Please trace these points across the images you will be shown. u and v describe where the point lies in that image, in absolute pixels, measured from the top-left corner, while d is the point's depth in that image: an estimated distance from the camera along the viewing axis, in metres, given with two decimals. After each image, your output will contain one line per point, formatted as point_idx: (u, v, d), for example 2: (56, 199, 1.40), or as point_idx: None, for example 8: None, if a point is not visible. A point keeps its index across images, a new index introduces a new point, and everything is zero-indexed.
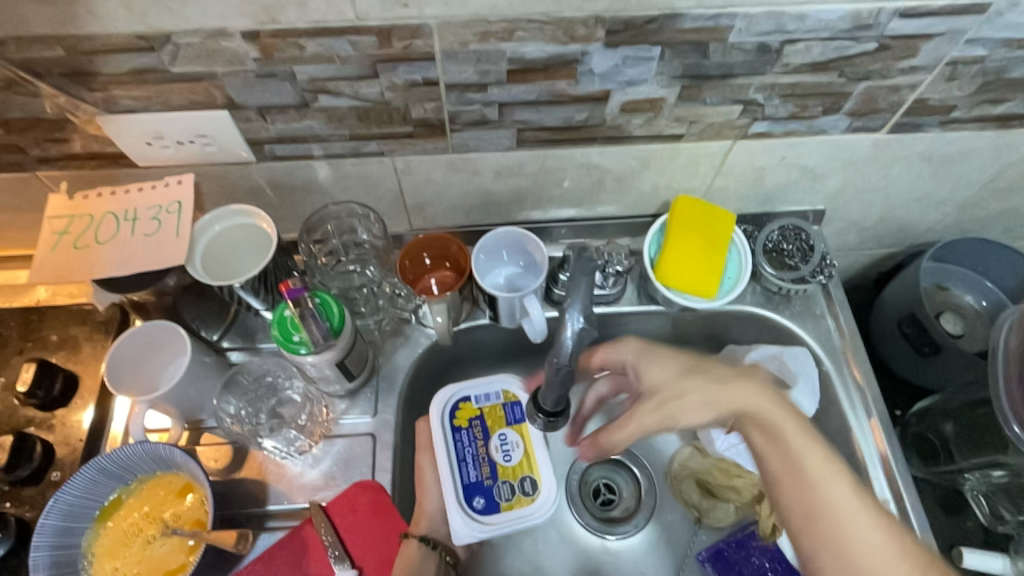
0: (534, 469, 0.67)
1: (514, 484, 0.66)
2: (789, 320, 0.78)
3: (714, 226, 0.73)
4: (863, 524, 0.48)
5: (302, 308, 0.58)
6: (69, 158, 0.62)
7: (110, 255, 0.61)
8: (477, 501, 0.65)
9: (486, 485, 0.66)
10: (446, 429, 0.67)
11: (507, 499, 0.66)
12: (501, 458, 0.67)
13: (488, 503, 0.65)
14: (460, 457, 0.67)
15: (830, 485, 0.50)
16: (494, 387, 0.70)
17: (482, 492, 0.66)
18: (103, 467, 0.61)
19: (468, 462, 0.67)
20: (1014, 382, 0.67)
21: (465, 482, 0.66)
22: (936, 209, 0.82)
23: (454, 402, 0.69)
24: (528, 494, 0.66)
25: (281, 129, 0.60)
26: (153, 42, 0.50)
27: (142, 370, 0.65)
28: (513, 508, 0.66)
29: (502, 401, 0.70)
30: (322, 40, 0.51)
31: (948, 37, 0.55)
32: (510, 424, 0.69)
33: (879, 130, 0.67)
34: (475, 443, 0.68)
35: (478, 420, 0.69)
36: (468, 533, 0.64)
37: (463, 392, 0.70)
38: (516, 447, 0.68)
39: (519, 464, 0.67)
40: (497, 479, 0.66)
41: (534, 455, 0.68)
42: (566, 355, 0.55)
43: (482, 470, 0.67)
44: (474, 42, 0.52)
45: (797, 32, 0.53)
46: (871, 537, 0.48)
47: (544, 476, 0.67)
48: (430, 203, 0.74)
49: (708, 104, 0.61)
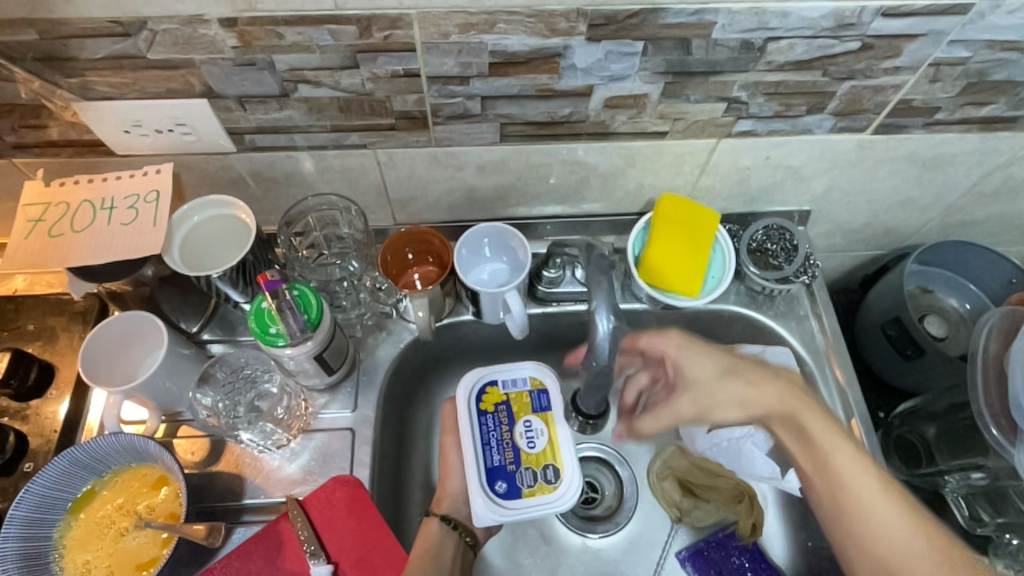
0: (557, 457, 0.65)
1: (536, 471, 0.64)
2: (772, 320, 0.77)
3: (699, 224, 0.72)
4: (877, 506, 0.54)
5: (279, 300, 0.59)
6: (46, 145, 0.61)
7: (85, 244, 0.60)
8: (499, 485, 0.63)
9: (509, 470, 0.64)
10: (472, 413, 0.66)
11: (529, 486, 0.63)
12: (525, 444, 0.65)
13: (510, 488, 0.63)
14: (484, 441, 0.65)
15: (855, 484, 0.55)
16: (520, 373, 0.68)
17: (505, 477, 0.63)
18: (76, 458, 0.60)
19: (492, 447, 0.65)
20: (993, 385, 0.67)
21: (488, 465, 0.64)
22: (922, 212, 0.82)
23: (480, 386, 0.67)
24: (550, 481, 0.64)
25: (262, 119, 0.60)
26: (129, 28, 0.49)
27: (118, 360, 0.64)
28: (534, 495, 0.63)
29: (529, 388, 0.68)
30: (301, 29, 0.50)
31: (931, 38, 0.55)
32: (536, 412, 0.67)
33: (864, 131, 0.67)
34: (501, 428, 0.65)
35: (504, 406, 0.67)
36: (489, 516, 0.61)
37: (490, 376, 0.68)
38: (541, 435, 0.66)
39: (543, 451, 0.65)
40: (520, 465, 0.64)
41: (557, 443, 0.65)
42: (606, 356, 0.54)
43: (506, 455, 0.64)
44: (455, 34, 0.52)
45: (780, 29, 0.53)
46: (882, 516, 0.54)
47: (567, 466, 0.64)
48: (413, 197, 0.73)
49: (692, 101, 0.61)
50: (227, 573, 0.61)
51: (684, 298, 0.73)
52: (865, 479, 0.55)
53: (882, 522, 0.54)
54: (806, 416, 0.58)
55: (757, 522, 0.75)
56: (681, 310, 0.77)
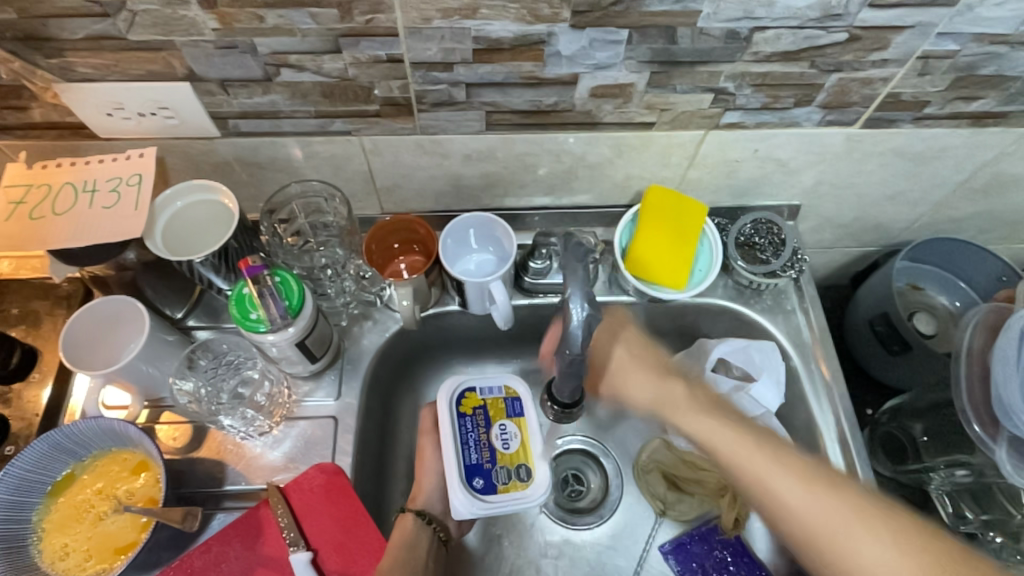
0: (531, 458, 0.65)
1: (512, 469, 0.64)
2: (759, 314, 0.77)
3: (685, 216, 0.72)
4: (810, 510, 0.50)
5: (260, 286, 0.59)
6: (29, 128, 0.61)
7: (65, 226, 0.60)
8: (476, 482, 0.63)
9: (486, 468, 0.64)
10: (451, 414, 0.65)
11: (504, 483, 0.63)
12: (501, 444, 0.65)
13: (487, 485, 0.63)
14: (462, 441, 0.64)
15: (767, 477, 0.52)
16: (498, 380, 0.68)
17: (482, 474, 0.63)
18: (56, 441, 0.60)
19: (470, 446, 0.64)
20: (976, 382, 0.67)
21: (466, 463, 0.64)
22: (911, 208, 0.82)
23: (460, 390, 0.67)
24: (524, 479, 0.64)
25: (245, 104, 0.59)
26: (108, 8, 0.49)
27: (99, 344, 0.64)
28: (509, 491, 0.63)
29: (504, 395, 0.68)
30: (282, 12, 0.50)
31: (919, 30, 0.55)
32: (512, 415, 0.67)
33: (852, 125, 0.67)
34: (479, 429, 0.65)
35: (482, 409, 0.67)
36: (466, 510, 0.61)
37: (468, 381, 0.67)
38: (515, 437, 0.66)
39: (519, 451, 0.65)
40: (496, 463, 0.64)
41: (533, 444, 0.66)
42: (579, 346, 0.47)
43: (483, 454, 0.64)
44: (438, 19, 0.51)
45: (766, 19, 0.53)
46: (839, 512, 0.49)
47: (539, 464, 0.64)
48: (400, 186, 0.73)
49: (679, 92, 0.61)
50: (206, 558, 0.61)
51: (669, 291, 0.73)
52: (751, 464, 0.53)
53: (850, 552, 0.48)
54: (697, 419, 0.58)
55: (740, 517, 0.74)
56: (668, 303, 0.77)
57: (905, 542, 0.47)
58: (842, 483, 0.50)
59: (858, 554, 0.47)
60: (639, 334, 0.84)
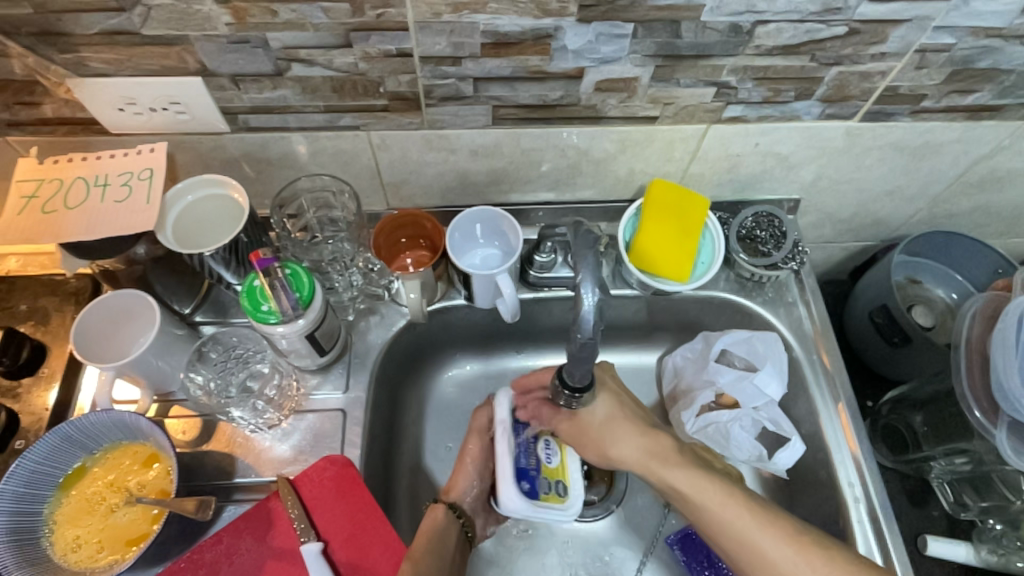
0: (567, 475, 0.67)
1: (553, 482, 0.66)
2: (760, 306, 0.78)
3: (688, 210, 0.73)
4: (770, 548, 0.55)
5: (271, 277, 0.59)
6: (40, 123, 0.61)
7: (78, 220, 0.60)
8: (524, 485, 0.65)
9: (533, 473, 0.66)
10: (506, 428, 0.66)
11: (545, 492, 0.65)
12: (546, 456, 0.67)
13: (531, 490, 0.65)
14: (516, 447, 0.66)
15: (758, 541, 0.56)
16: None
17: (528, 478, 0.65)
18: (67, 434, 0.60)
19: (522, 449, 0.66)
20: (977, 370, 0.68)
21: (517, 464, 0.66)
22: (909, 203, 0.83)
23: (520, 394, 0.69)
24: (561, 494, 0.66)
25: (255, 99, 0.60)
26: (123, 3, 0.50)
27: (110, 338, 0.65)
28: (548, 502, 0.65)
29: None
30: (295, 6, 0.51)
31: (917, 24, 0.56)
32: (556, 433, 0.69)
33: (851, 118, 0.68)
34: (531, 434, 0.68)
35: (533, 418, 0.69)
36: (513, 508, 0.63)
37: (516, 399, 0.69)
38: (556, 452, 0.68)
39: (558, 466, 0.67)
40: (542, 472, 0.66)
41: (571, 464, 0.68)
42: (590, 335, 0.46)
43: (531, 460, 0.66)
44: (447, 13, 0.52)
45: (768, 13, 0.54)
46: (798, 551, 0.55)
47: (574, 481, 0.67)
48: (406, 181, 0.74)
49: (682, 86, 0.62)
50: (217, 550, 0.62)
51: (673, 283, 0.73)
52: (718, 508, 0.58)
53: None
54: (664, 471, 0.62)
55: None
56: (671, 296, 0.78)
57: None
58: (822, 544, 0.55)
59: None
60: (642, 329, 0.85)
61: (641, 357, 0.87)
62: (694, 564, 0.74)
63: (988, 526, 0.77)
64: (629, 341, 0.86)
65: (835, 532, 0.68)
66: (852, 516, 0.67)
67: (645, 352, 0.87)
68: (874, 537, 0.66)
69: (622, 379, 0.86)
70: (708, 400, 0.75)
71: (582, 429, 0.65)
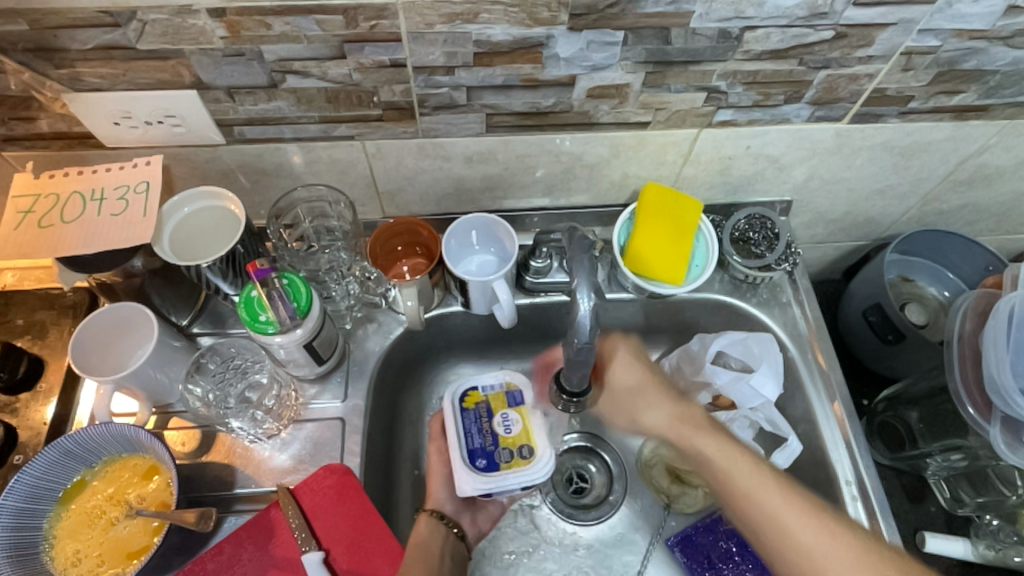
0: (532, 439, 0.70)
1: (514, 449, 0.69)
2: (756, 308, 0.79)
3: (681, 213, 0.74)
4: (797, 516, 0.54)
5: (269, 288, 0.60)
6: (35, 138, 0.62)
7: (74, 235, 0.60)
8: (480, 463, 0.68)
9: (488, 449, 0.69)
10: (454, 409, 0.71)
11: (507, 461, 0.68)
12: (502, 431, 0.70)
13: (490, 463, 0.68)
14: (465, 430, 0.70)
15: (780, 514, 0.54)
16: (497, 375, 0.73)
17: (485, 455, 0.69)
18: (66, 448, 0.60)
19: (473, 433, 0.70)
20: (969, 366, 0.69)
21: (470, 448, 0.69)
22: (899, 202, 0.84)
23: (460, 390, 0.72)
24: (525, 457, 0.68)
25: (250, 110, 0.60)
26: (119, 18, 0.50)
27: (107, 351, 0.65)
28: (513, 468, 0.68)
29: (505, 389, 0.73)
30: (289, 19, 0.51)
31: (902, 27, 0.57)
32: (512, 406, 0.71)
33: (840, 120, 0.69)
34: (481, 420, 0.70)
35: (483, 403, 0.72)
36: (472, 488, 0.67)
37: (471, 380, 0.73)
38: (517, 423, 0.71)
39: (519, 434, 0.70)
40: (497, 445, 0.69)
41: (534, 430, 0.70)
42: (586, 339, 0.48)
43: (486, 439, 0.69)
44: (440, 23, 0.53)
45: (756, 18, 0.55)
46: (824, 526, 0.53)
47: (539, 441, 0.69)
48: (402, 189, 0.74)
49: (673, 91, 0.63)
50: (219, 560, 0.62)
51: (667, 286, 0.74)
52: (744, 475, 0.56)
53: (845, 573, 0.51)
54: (698, 440, 0.59)
55: None
56: (667, 299, 0.79)
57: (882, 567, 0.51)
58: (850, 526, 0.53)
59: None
60: (639, 332, 0.85)
61: None
62: (695, 566, 0.74)
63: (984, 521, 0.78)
64: None
65: None
66: (849, 512, 0.68)
67: None
68: None
69: None
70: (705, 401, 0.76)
71: (614, 398, 0.64)
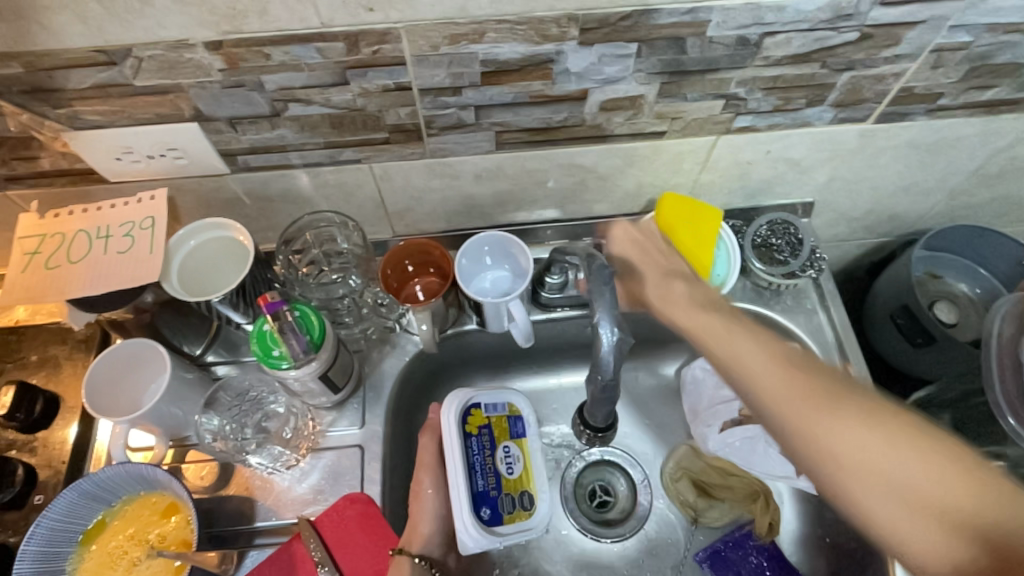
0: (532, 483, 0.67)
1: (515, 497, 0.65)
2: (781, 316, 0.76)
3: (701, 222, 0.71)
4: (764, 364, 0.55)
5: (280, 321, 0.58)
6: (38, 176, 0.61)
7: (81, 275, 0.59)
8: (484, 512, 0.63)
9: (492, 496, 0.64)
10: (458, 435, 0.64)
11: (509, 512, 0.64)
12: (505, 470, 0.66)
13: (493, 515, 0.64)
14: (470, 466, 0.64)
15: (768, 365, 0.55)
16: (501, 397, 0.69)
17: (489, 503, 0.64)
18: (86, 489, 0.60)
19: (477, 471, 0.65)
20: (1009, 373, 0.66)
21: (474, 491, 0.64)
22: (927, 198, 0.81)
23: (465, 408, 0.66)
24: (526, 508, 0.65)
25: (254, 139, 0.59)
26: (114, 56, 0.48)
27: (120, 389, 0.64)
28: (513, 521, 0.64)
29: (507, 413, 0.68)
30: (289, 48, 0.49)
31: (931, 25, 0.54)
32: (513, 437, 0.68)
33: (865, 121, 0.66)
34: (484, 452, 0.66)
35: (486, 429, 0.67)
36: (475, 544, 0.62)
37: (473, 397, 0.67)
38: (517, 461, 0.67)
39: (521, 477, 0.66)
40: (502, 491, 0.65)
41: (534, 471, 0.67)
42: (612, 371, 0.47)
43: (489, 480, 0.65)
44: (445, 45, 0.51)
45: (777, 24, 0.52)
46: (783, 374, 0.54)
47: (540, 490, 0.67)
48: (411, 209, 0.72)
49: (689, 100, 0.60)
50: None
51: None
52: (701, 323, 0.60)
53: (834, 438, 0.50)
54: (674, 311, 0.63)
55: (773, 522, 0.74)
56: None
57: (875, 431, 0.49)
58: (882, 407, 0.51)
59: (836, 449, 0.50)
60: (659, 342, 0.84)
61: (659, 369, 0.86)
62: None
63: None
64: (645, 354, 0.85)
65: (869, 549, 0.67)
66: None
67: (663, 364, 0.86)
68: None
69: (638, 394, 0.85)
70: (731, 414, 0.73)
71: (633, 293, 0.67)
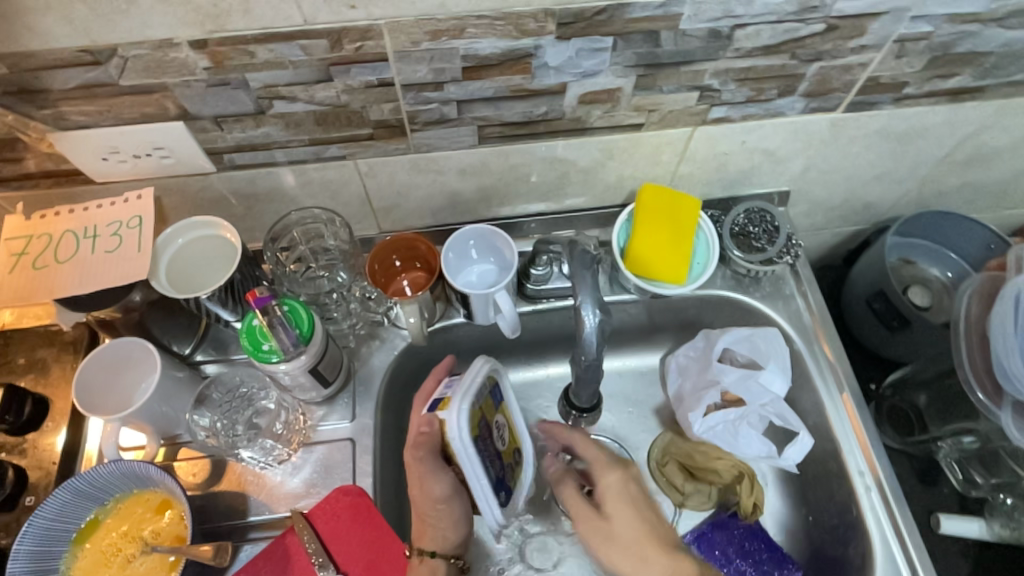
0: (517, 440, 0.67)
1: (516, 464, 0.65)
2: (760, 302, 0.79)
3: (679, 212, 0.73)
4: None
5: (270, 316, 0.59)
6: (23, 178, 0.61)
7: (70, 274, 0.60)
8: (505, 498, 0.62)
9: (507, 480, 0.62)
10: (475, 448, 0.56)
11: (517, 481, 0.64)
12: (502, 444, 0.63)
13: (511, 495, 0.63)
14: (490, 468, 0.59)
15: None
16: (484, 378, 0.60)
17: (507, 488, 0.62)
18: (78, 488, 0.60)
19: (493, 468, 0.60)
20: (977, 350, 0.68)
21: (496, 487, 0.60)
22: (897, 186, 0.84)
23: (467, 413, 0.57)
24: (521, 464, 0.67)
25: (239, 138, 0.60)
26: (99, 56, 0.49)
27: (111, 388, 0.64)
28: (521, 482, 0.66)
29: (489, 387, 0.62)
30: (272, 46, 0.50)
31: (893, 16, 0.56)
32: (497, 406, 0.64)
33: (835, 110, 0.68)
34: (489, 443, 0.60)
35: (485, 421, 0.60)
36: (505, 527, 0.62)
37: (467, 397, 0.58)
38: (505, 427, 0.65)
39: (512, 443, 0.65)
40: (509, 468, 0.63)
41: (516, 429, 0.67)
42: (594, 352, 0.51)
43: (500, 468, 0.61)
44: (426, 41, 0.52)
45: (746, 16, 0.54)
46: None
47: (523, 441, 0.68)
48: (397, 205, 0.73)
49: (665, 92, 0.62)
50: None
51: (670, 286, 0.74)
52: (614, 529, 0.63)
53: None
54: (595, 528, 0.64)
55: (757, 501, 0.76)
56: (670, 298, 0.79)
57: None
58: None
59: None
60: (643, 332, 0.85)
61: (644, 358, 0.88)
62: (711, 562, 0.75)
63: (1000, 501, 0.78)
64: (630, 344, 0.87)
65: (850, 523, 0.69)
66: (863, 503, 0.68)
67: (648, 353, 0.88)
68: (888, 523, 0.67)
69: (625, 384, 0.86)
70: (714, 399, 0.75)
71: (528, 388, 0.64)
